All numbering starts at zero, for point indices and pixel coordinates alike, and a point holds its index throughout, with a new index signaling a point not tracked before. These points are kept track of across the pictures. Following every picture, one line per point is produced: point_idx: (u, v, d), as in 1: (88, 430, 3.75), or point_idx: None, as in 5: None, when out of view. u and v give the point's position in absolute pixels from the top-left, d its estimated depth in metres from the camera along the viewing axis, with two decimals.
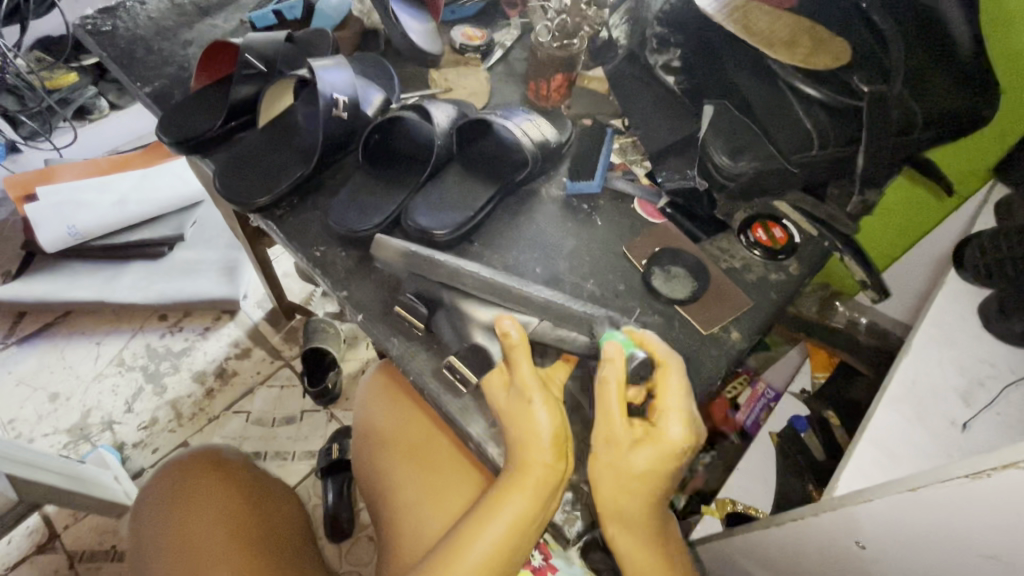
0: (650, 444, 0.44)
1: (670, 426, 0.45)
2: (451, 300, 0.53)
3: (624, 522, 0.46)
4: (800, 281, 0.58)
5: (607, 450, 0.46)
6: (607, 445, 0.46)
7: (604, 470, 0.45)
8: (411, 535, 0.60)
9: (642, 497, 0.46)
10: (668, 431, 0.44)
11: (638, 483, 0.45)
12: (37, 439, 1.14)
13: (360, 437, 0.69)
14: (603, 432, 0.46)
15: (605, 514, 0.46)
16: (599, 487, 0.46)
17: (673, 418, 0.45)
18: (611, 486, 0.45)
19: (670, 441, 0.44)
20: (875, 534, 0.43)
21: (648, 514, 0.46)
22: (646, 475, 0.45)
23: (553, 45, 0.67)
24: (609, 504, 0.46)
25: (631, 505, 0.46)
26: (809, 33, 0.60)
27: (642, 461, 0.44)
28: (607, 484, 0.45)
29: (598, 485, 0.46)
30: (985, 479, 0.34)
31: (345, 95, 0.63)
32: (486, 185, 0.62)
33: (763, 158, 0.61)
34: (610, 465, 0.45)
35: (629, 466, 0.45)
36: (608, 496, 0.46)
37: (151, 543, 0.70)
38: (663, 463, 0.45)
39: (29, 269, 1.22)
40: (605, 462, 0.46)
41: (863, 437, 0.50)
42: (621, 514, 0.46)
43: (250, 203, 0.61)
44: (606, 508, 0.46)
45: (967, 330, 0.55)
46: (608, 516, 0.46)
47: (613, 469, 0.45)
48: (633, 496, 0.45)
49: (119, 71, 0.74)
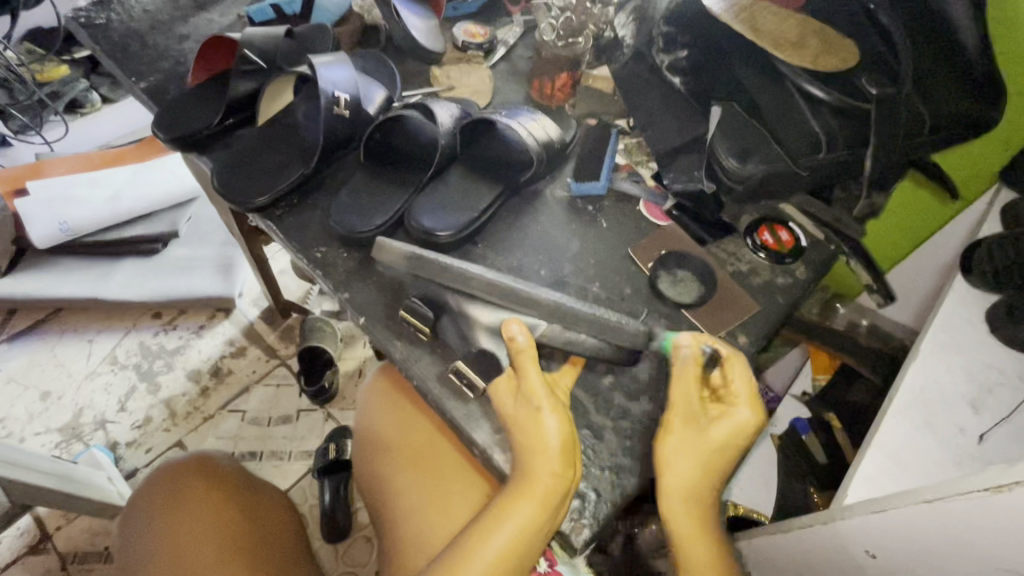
0: (726, 420, 0.46)
1: (743, 406, 0.46)
2: (455, 303, 0.51)
3: (690, 506, 0.46)
4: (806, 285, 0.58)
5: (685, 427, 0.46)
6: (686, 422, 0.46)
7: (680, 448, 0.45)
8: (415, 543, 0.59)
9: (711, 477, 0.46)
10: (741, 411, 0.46)
11: (713, 458, 0.46)
12: (28, 438, 1.13)
13: (361, 440, 0.67)
14: (680, 410, 0.47)
15: (674, 495, 0.46)
16: (672, 467, 0.45)
17: (745, 400, 0.47)
18: (688, 464, 0.45)
19: (744, 420, 0.46)
20: (887, 544, 0.43)
21: (710, 496, 0.47)
22: (720, 451, 0.46)
23: (558, 44, 0.68)
24: (681, 484, 0.45)
25: (700, 485, 0.46)
26: (817, 34, 0.59)
27: (720, 436, 0.46)
28: (684, 462, 0.45)
29: (672, 465, 0.45)
30: (1006, 494, 0.34)
31: (346, 93, 0.62)
32: (491, 185, 0.61)
33: (773, 161, 0.59)
34: (687, 442, 0.46)
35: (706, 441, 0.46)
36: (681, 477, 0.45)
37: (144, 550, 0.69)
38: (736, 440, 0.46)
39: (20, 266, 1.19)
40: (681, 440, 0.46)
41: (872, 444, 0.49)
42: (691, 495, 0.46)
43: (249, 203, 0.60)
44: (678, 488, 0.45)
45: (974, 336, 0.55)
46: (677, 498, 0.46)
47: (690, 447, 0.46)
48: (705, 475, 0.46)
49: (113, 65, 0.72)
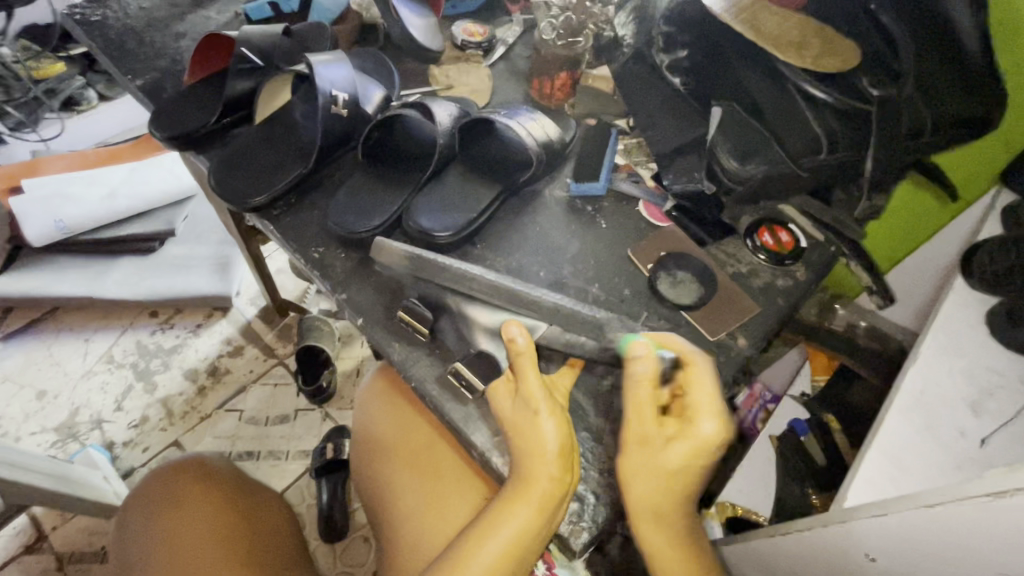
0: (684, 440, 0.44)
1: (701, 424, 0.43)
2: (454, 304, 0.51)
3: (656, 524, 0.45)
4: (807, 286, 0.58)
5: (642, 449, 0.44)
6: (641, 443, 0.44)
7: (639, 470, 0.44)
8: (414, 546, 0.59)
9: (677, 494, 0.45)
10: (701, 427, 0.43)
11: (674, 478, 0.44)
12: (24, 437, 1.12)
13: (359, 442, 0.67)
14: (635, 432, 0.45)
15: (639, 515, 0.45)
16: (633, 489, 0.44)
17: (705, 415, 0.44)
18: (647, 487, 0.44)
19: (705, 437, 0.43)
20: (889, 548, 0.42)
21: (678, 511, 0.46)
22: (681, 470, 0.44)
23: (558, 43, 0.68)
24: (646, 506, 0.44)
25: (666, 504, 0.45)
26: (819, 34, 0.57)
27: (677, 458, 0.44)
28: (643, 484, 0.44)
29: (633, 487, 0.44)
30: (1008, 499, 0.34)
31: (345, 93, 0.61)
32: (490, 185, 0.61)
33: (773, 162, 0.60)
34: (643, 465, 0.44)
35: (665, 463, 0.44)
36: (643, 498, 0.44)
37: (139, 552, 0.68)
38: (698, 458, 0.44)
39: (16, 264, 1.19)
40: (638, 462, 0.44)
41: (873, 445, 0.49)
42: (657, 514, 0.45)
43: (245, 202, 0.59)
44: (642, 509, 0.44)
45: (974, 339, 0.55)
46: (641, 517, 0.45)
47: (648, 470, 0.44)
48: (670, 493, 0.45)
49: (109, 62, 0.72)
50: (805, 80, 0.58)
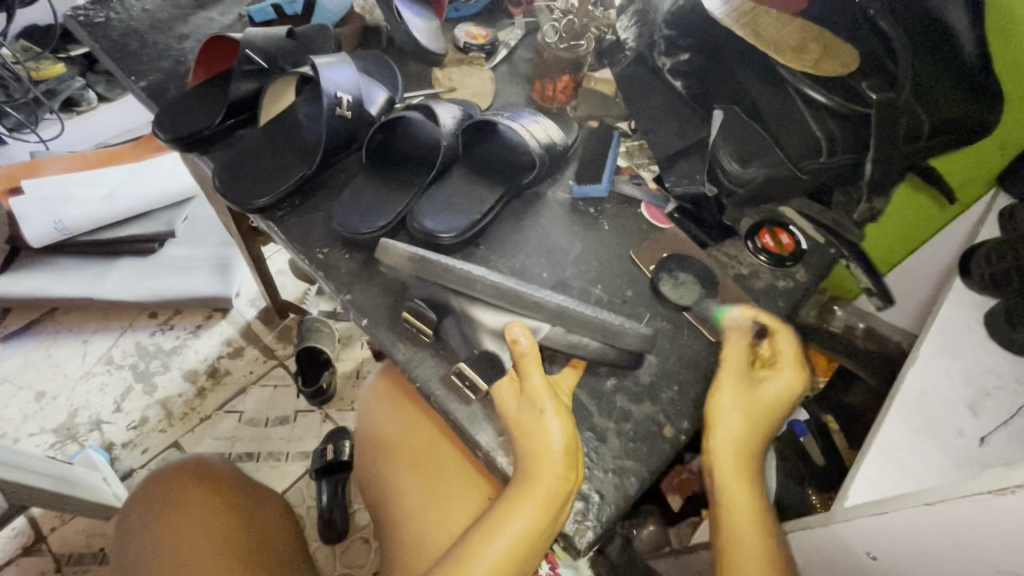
0: (775, 379, 0.48)
1: (788, 367, 0.49)
2: (459, 305, 0.51)
3: (740, 462, 0.47)
4: (807, 288, 0.58)
5: (738, 384, 0.48)
6: (737, 379, 0.48)
7: (734, 403, 0.47)
8: (418, 546, 0.59)
9: (760, 436, 0.48)
10: (787, 371, 0.48)
11: (762, 416, 0.48)
12: (22, 439, 1.12)
13: (364, 442, 0.68)
14: (731, 369, 0.48)
15: (725, 450, 0.46)
16: (726, 421, 0.47)
17: (791, 360, 0.49)
18: (741, 419, 0.47)
19: (790, 378, 0.48)
20: (889, 547, 0.43)
21: (757, 455, 0.48)
22: (769, 408, 0.48)
23: (560, 46, 0.67)
24: (736, 439, 0.47)
25: (751, 442, 0.47)
26: (818, 38, 0.58)
27: (767, 394, 0.48)
28: (737, 416, 0.47)
29: (726, 417, 0.47)
30: (1009, 496, 0.34)
31: (350, 94, 0.61)
32: (493, 187, 0.61)
33: (774, 164, 0.61)
34: (738, 398, 0.47)
35: (757, 400, 0.48)
36: (734, 431, 0.47)
37: (141, 554, 0.68)
38: (783, 398, 0.48)
39: (15, 265, 1.18)
40: (734, 396, 0.47)
41: (873, 446, 0.50)
42: (743, 450, 0.47)
43: (249, 203, 0.60)
44: (731, 442, 0.47)
45: (972, 340, 0.55)
46: (728, 451, 0.46)
47: (743, 402, 0.47)
48: (755, 432, 0.47)
49: (112, 63, 0.72)
50: (804, 82, 0.59)
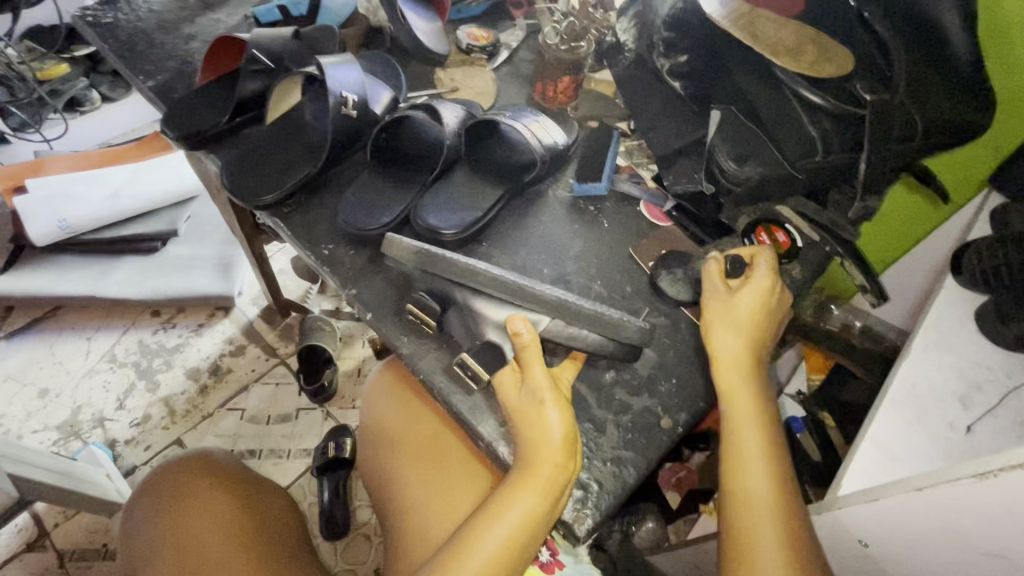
0: (751, 287, 0.52)
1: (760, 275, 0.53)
2: (462, 298, 0.53)
3: (734, 371, 0.50)
4: (802, 284, 0.61)
5: (716, 303, 0.53)
6: (715, 299, 0.53)
7: (716, 319, 0.52)
8: (420, 534, 0.60)
9: (753, 346, 0.51)
10: (759, 276, 0.53)
11: (748, 325, 0.51)
12: (25, 435, 1.12)
13: (368, 434, 0.69)
14: (708, 293, 0.54)
15: (719, 363, 0.51)
16: (713, 337, 0.52)
17: (762, 269, 0.53)
18: (725, 331, 0.51)
19: (763, 281, 0.52)
20: (882, 533, 0.44)
21: (759, 369, 0.51)
22: (753, 316, 0.52)
23: (561, 47, 0.69)
24: (728, 352, 0.51)
25: (744, 352, 0.51)
26: (815, 42, 0.58)
27: (747, 302, 0.52)
28: (722, 330, 0.51)
29: (713, 333, 0.52)
30: (992, 479, 0.35)
31: (355, 94, 0.63)
32: (495, 184, 0.62)
33: (772, 164, 0.63)
34: (719, 314, 0.52)
35: (741, 310, 0.52)
36: (723, 343, 0.51)
37: (147, 546, 0.69)
38: (764, 305, 0.52)
39: (19, 263, 1.19)
40: (715, 314, 0.52)
41: (865, 438, 0.51)
42: (736, 359, 0.51)
43: (256, 200, 0.61)
44: (722, 354, 0.51)
45: (964, 335, 0.57)
46: (720, 363, 0.51)
47: (726, 317, 0.52)
48: (746, 342, 0.51)
49: (120, 63, 0.73)
50: (799, 82, 0.58)
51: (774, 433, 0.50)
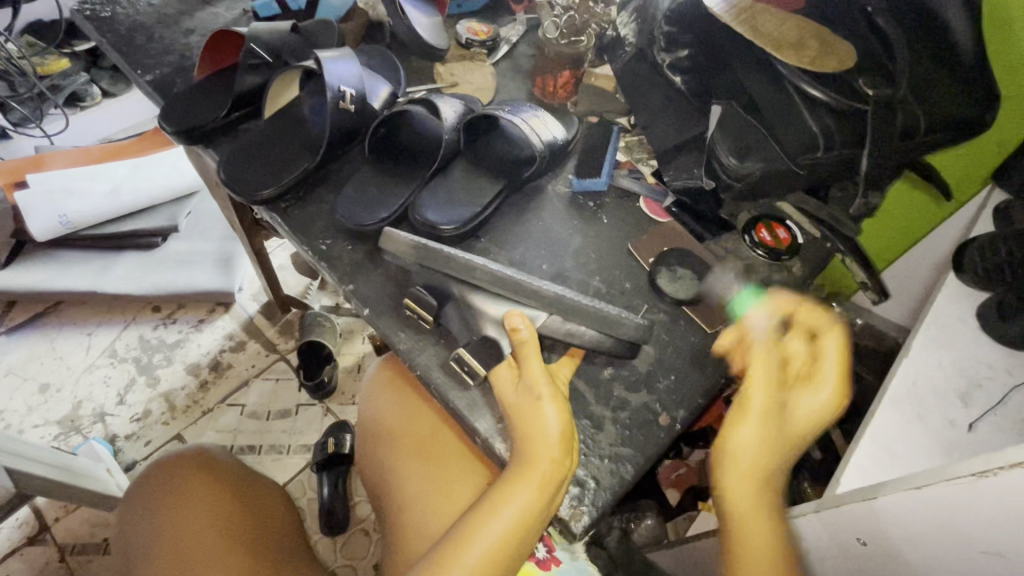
0: (809, 402, 0.48)
1: (826, 388, 0.48)
2: (459, 293, 0.52)
3: (759, 490, 0.46)
4: (802, 282, 0.59)
5: (765, 413, 0.47)
6: (766, 407, 0.47)
7: (758, 432, 0.46)
8: (416, 529, 0.60)
9: (781, 462, 0.47)
10: (824, 390, 0.48)
11: (786, 443, 0.47)
12: (26, 430, 1.13)
13: (365, 430, 0.69)
14: (757, 398, 0.47)
15: (744, 478, 0.46)
16: (746, 448, 0.46)
17: (830, 380, 0.48)
18: (764, 448, 0.46)
19: (828, 398, 0.47)
20: (878, 530, 0.44)
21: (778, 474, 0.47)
22: (796, 434, 0.48)
23: (562, 41, 0.71)
24: (745, 459, 0.46)
25: (770, 469, 0.47)
26: (817, 35, 0.58)
27: (800, 418, 0.47)
28: (760, 445, 0.46)
29: (745, 443, 0.46)
30: (992, 478, 0.35)
31: (352, 89, 0.62)
32: (493, 180, 0.62)
33: (772, 159, 0.61)
34: (765, 428, 0.46)
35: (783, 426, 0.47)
36: (755, 458, 0.46)
37: (144, 541, 0.69)
38: (816, 421, 0.48)
39: (19, 258, 1.19)
40: (757, 424, 0.47)
41: (865, 435, 0.50)
42: (761, 478, 0.47)
43: (254, 194, 0.60)
44: (751, 470, 0.46)
45: (965, 333, 0.56)
46: (749, 481, 0.46)
47: (761, 424, 0.47)
48: (777, 459, 0.47)
49: (118, 58, 0.73)
50: (801, 78, 0.59)
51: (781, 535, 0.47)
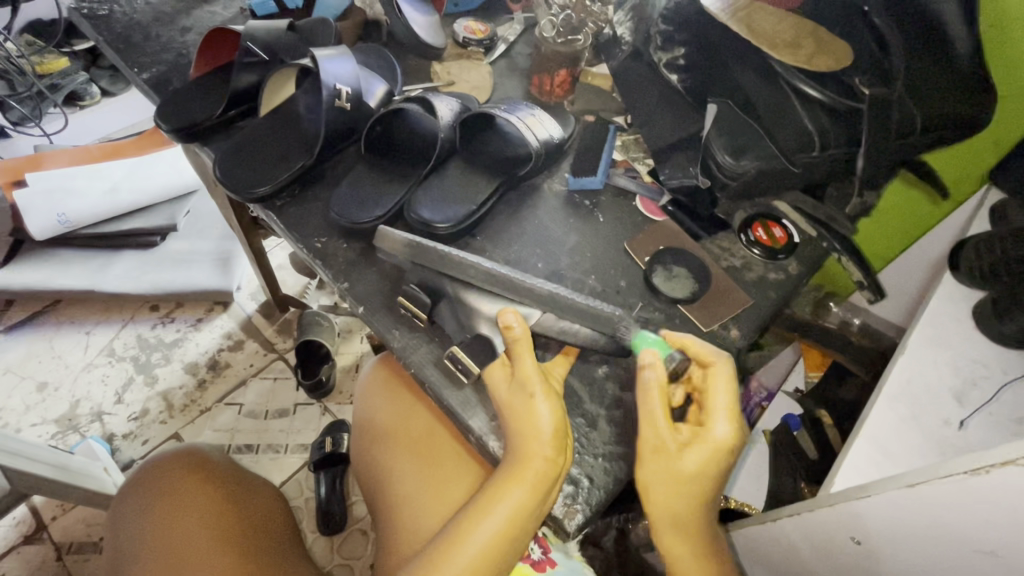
0: (701, 444, 0.45)
1: (719, 425, 0.46)
2: (453, 291, 0.52)
3: (677, 530, 0.47)
4: (798, 279, 0.59)
5: (657, 459, 0.45)
6: (657, 454, 0.45)
7: (656, 479, 0.45)
8: (411, 529, 0.59)
9: (694, 502, 0.46)
10: (714, 430, 0.45)
11: (691, 486, 0.45)
12: (24, 428, 1.12)
13: (361, 429, 0.69)
14: (650, 444, 0.45)
15: (659, 518, 0.47)
16: (652, 495, 0.46)
17: (720, 418, 0.46)
18: (666, 493, 0.45)
19: (719, 439, 0.45)
20: (871, 528, 0.44)
21: (700, 512, 0.47)
22: (698, 478, 0.45)
23: (557, 40, 0.68)
24: (660, 508, 0.46)
25: (686, 511, 0.46)
26: (813, 34, 0.59)
27: (695, 463, 0.45)
28: (663, 491, 0.45)
29: (653, 490, 0.45)
30: (984, 475, 0.35)
31: (348, 86, 0.62)
32: (489, 179, 0.62)
33: (766, 158, 0.60)
34: (661, 474, 0.45)
35: (682, 471, 0.45)
36: (663, 502, 0.46)
37: (136, 541, 0.69)
38: (715, 462, 0.45)
39: (17, 256, 1.19)
40: (655, 471, 0.45)
41: (859, 434, 0.50)
42: (678, 519, 0.46)
43: (250, 192, 0.60)
44: (663, 512, 0.46)
45: (961, 332, 0.56)
46: (662, 523, 0.47)
47: (664, 476, 0.45)
48: (688, 501, 0.46)
49: (115, 56, 0.73)
50: (796, 75, 0.58)
51: (715, 561, 0.48)
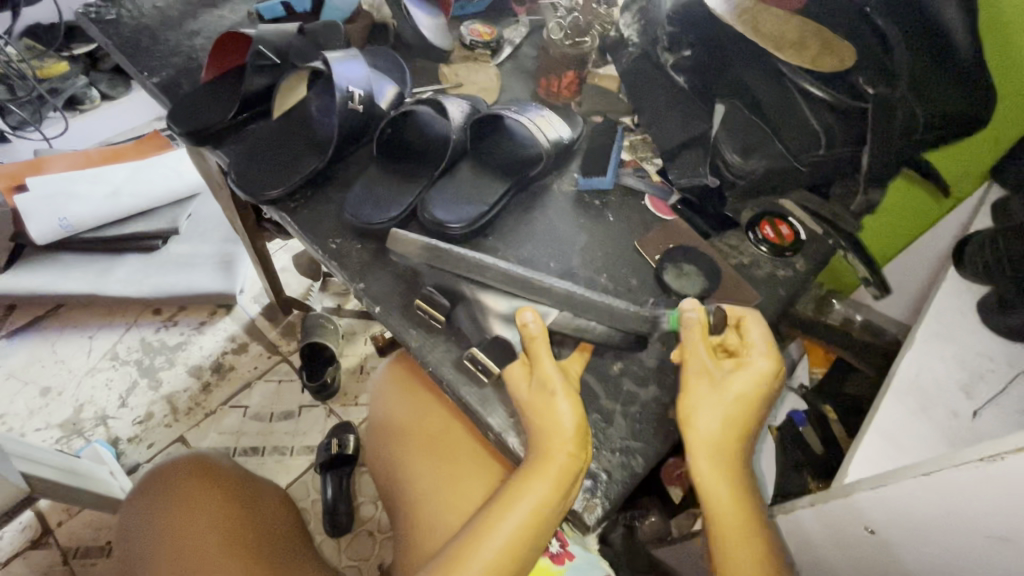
0: (744, 373, 0.47)
1: (759, 359, 0.48)
2: (471, 292, 0.53)
3: (719, 461, 0.46)
4: (805, 278, 0.60)
5: (702, 383, 0.47)
6: (702, 378, 0.48)
7: (704, 401, 0.47)
8: (428, 527, 0.60)
9: (737, 431, 0.47)
10: (756, 362, 0.48)
11: (736, 413, 0.47)
12: (28, 433, 1.12)
13: (377, 428, 0.70)
14: (695, 369, 0.48)
15: (699, 450, 0.46)
16: (696, 420, 0.46)
17: (760, 352, 0.48)
18: (710, 414, 0.46)
19: (761, 368, 0.47)
20: (887, 517, 0.45)
21: (739, 451, 0.47)
22: (741, 404, 0.47)
23: (566, 41, 0.70)
24: (704, 433, 0.46)
25: (727, 440, 0.46)
26: (819, 34, 0.59)
27: (740, 388, 0.47)
28: (710, 412, 0.46)
29: (698, 415, 0.46)
30: (1000, 462, 0.36)
31: (361, 89, 0.63)
32: (500, 179, 0.63)
33: (774, 157, 0.63)
34: (708, 395, 0.47)
35: (726, 394, 0.47)
36: (707, 428, 0.46)
37: (144, 547, 0.69)
38: (757, 391, 0.47)
39: (19, 262, 1.18)
40: (703, 393, 0.47)
41: (870, 426, 0.52)
42: (719, 451, 0.46)
43: (262, 194, 0.61)
44: (705, 441, 0.46)
45: (965, 326, 0.57)
46: (705, 453, 0.46)
47: (711, 395, 0.47)
48: (731, 428, 0.47)
49: (124, 60, 0.73)
50: (800, 76, 0.60)
51: (750, 504, 0.47)
